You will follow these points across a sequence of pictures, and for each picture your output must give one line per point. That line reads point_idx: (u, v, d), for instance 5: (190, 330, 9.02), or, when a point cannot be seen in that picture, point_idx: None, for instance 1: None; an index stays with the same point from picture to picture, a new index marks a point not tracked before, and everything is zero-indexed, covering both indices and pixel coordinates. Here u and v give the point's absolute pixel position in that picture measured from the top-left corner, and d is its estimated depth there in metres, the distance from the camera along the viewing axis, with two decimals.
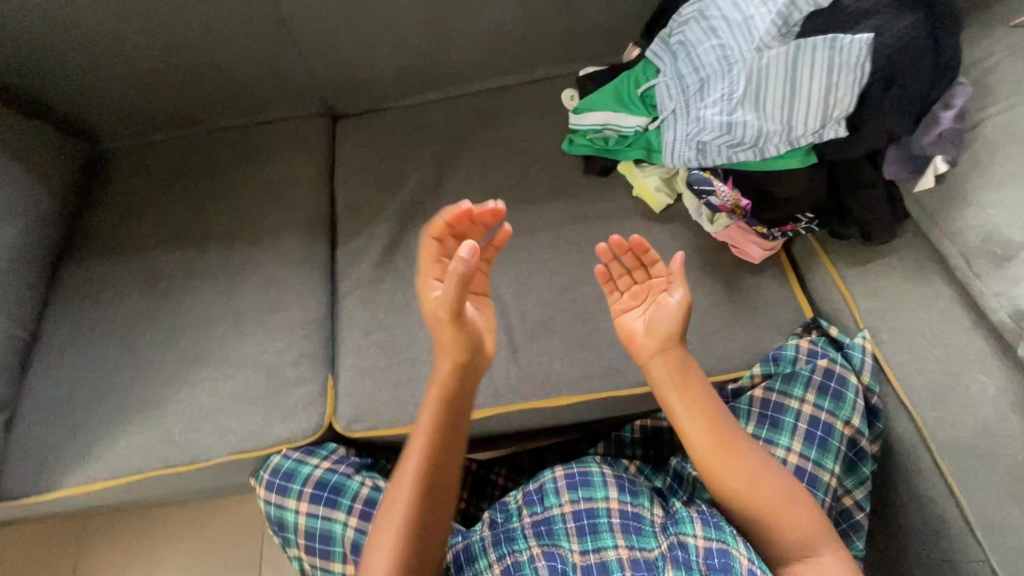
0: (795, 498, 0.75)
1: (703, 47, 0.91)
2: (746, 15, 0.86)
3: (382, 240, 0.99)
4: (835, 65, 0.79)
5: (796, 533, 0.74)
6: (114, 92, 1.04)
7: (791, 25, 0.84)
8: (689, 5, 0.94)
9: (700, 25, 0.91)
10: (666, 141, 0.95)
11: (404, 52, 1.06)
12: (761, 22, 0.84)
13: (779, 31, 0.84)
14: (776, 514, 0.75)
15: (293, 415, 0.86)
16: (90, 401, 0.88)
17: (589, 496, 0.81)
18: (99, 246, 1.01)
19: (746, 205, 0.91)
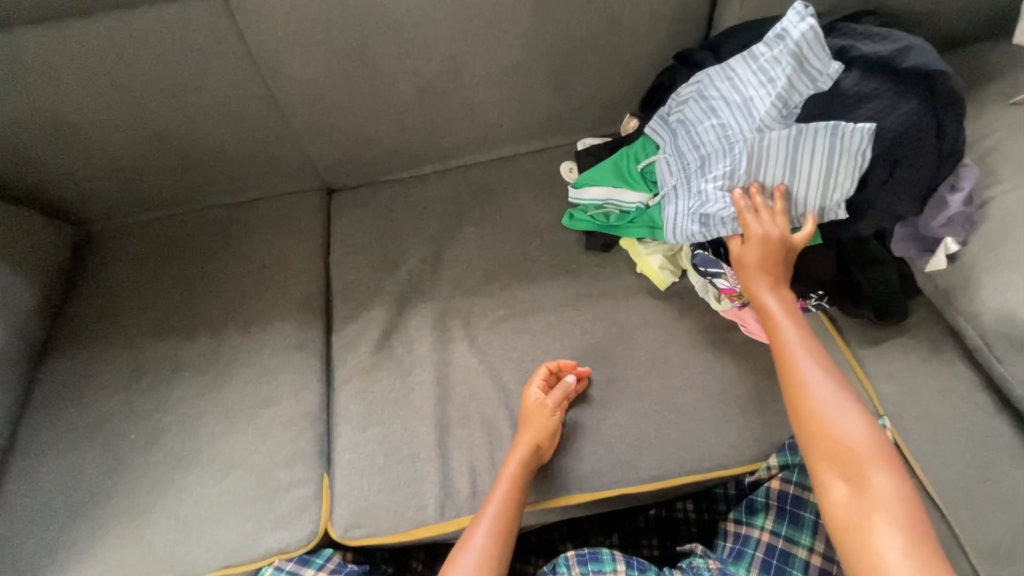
0: (853, 421, 0.69)
1: (703, 125, 0.89)
2: (745, 95, 0.85)
3: (380, 325, 0.96)
4: (836, 150, 0.78)
5: (841, 446, 0.67)
6: (104, 176, 1.03)
7: (791, 107, 0.81)
8: (688, 85, 0.93)
9: (700, 104, 0.90)
10: (666, 216, 0.93)
11: (400, 130, 1.05)
12: (761, 103, 0.82)
13: (779, 112, 0.81)
14: (818, 426, 0.69)
15: (286, 522, 0.81)
16: (68, 512, 0.82)
17: (598, 569, 0.80)
18: (85, 336, 0.97)
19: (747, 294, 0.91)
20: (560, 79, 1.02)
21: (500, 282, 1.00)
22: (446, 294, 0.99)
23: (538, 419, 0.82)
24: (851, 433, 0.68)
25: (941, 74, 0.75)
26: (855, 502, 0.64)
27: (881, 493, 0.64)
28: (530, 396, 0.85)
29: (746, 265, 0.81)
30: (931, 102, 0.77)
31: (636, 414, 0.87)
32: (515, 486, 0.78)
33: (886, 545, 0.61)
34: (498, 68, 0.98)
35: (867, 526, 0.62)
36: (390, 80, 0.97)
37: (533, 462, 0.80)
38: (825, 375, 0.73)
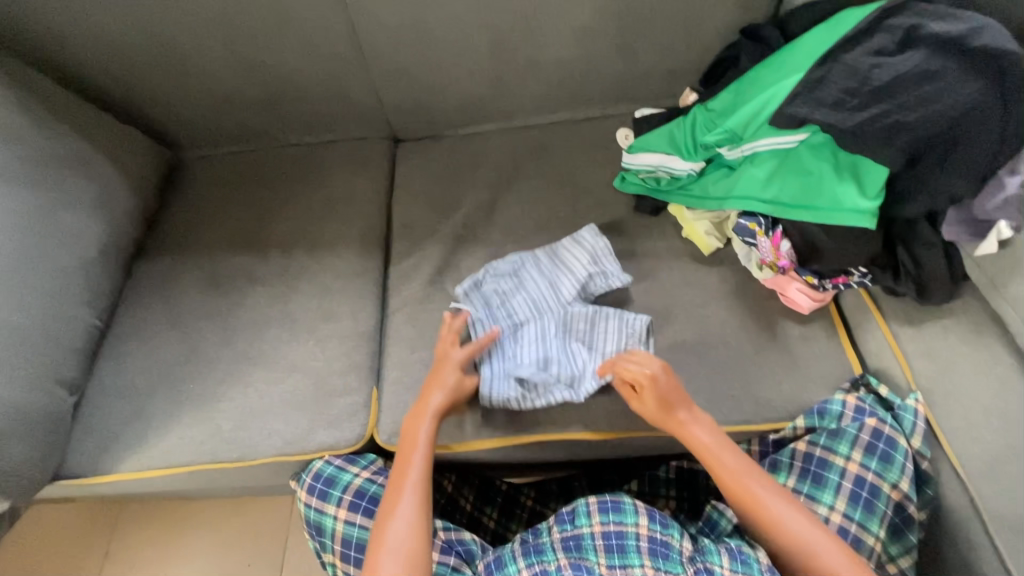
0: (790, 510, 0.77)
1: (515, 296, 0.94)
2: (552, 278, 0.95)
3: (434, 261, 1.03)
4: (625, 332, 0.90)
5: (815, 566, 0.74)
6: (198, 105, 1.12)
7: (590, 291, 0.95)
8: (504, 262, 0.97)
9: (511, 279, 0.96)
10: (482, 376, 0.88)
11: (468, 83, 1.11)
12: (565, 285, 0.94)
13: (580, 292, 0.94)
14: (808, 563, 0.74)
15: (337, 423, 0.89)
16: (150, 392, 0.92)
17: (619, 521, 0.82)
18: (173, 245, 1.08)
19: (785, 264, 0.92)
20: (626, 46, 1.06)
21: (550, 233, 1.05)
22: (498, 240, 1.05)
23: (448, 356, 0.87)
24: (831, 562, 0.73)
25: (1013, 53, 0.74)
26: None
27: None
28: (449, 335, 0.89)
29: (663, 419, 0.82)
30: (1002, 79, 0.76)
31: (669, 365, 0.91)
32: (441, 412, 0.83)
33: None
34: (569, 30, 1.03)
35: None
36: (466, 35, 1.03)
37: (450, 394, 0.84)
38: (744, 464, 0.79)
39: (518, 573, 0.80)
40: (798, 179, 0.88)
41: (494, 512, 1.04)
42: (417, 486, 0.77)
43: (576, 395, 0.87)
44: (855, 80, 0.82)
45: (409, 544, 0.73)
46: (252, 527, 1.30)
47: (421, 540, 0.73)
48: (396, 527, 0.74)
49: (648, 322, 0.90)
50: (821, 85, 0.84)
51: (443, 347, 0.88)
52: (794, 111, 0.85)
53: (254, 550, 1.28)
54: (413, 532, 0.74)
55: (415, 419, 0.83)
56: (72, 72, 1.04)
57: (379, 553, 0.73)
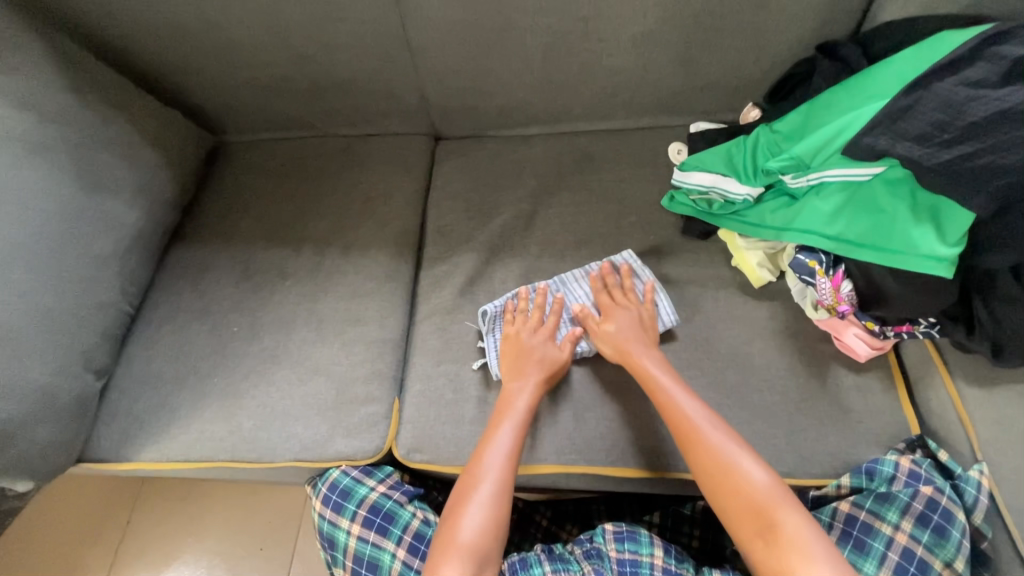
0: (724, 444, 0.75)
1: None
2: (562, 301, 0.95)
3: (467, 270, 1.00)
4: None
5: (756, 512, 0.71)
6: (242, 92, 1.11)
7: None
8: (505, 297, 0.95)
9: None
10: None
11: (518, 86, 1.06)
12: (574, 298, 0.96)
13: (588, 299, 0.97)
14: (744, 499, 0.72)
15: (357, 433, 0.87)
16: (175, 382, 0.92)
17: (635, 550, 0.81)
18: (208, 233, 1.07)
19: (845, 309, 0.85)
20: (689, 56, 0.99)
21: (589, 250, 1.00)
22: (535, 252, 1.01)
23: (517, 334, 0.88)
24: (759, 486, 0.72)
25: None
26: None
27: (790, 540, 0.68)
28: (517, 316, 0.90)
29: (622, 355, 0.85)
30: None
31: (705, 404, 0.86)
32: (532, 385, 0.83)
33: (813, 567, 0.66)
34: (629, 37, 0.96)
35: (796, 565, 0.67)
36: (520, 36, 0.97)
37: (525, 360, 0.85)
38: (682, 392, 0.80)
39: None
40: (868, 217, 0.81)
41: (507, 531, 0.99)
42: (496, 480, 0.76)
43: None
44: (947, 113, 0.72)
45: (480, 538, 0.72)
46: (266, 511, 1.32)
47: (491, 541, 0.73)
48: (468, 520, 0.73)
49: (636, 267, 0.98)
50: (905, 116, 0.75)
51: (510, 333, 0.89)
52: (871, 142, 0.77)
53: (267, 533, 1.30)
54: (485, 530, 0.73)
55: (499, 417, 0.81)
56: (121, 52, 1.03)
57: (447, 543, 0.72)
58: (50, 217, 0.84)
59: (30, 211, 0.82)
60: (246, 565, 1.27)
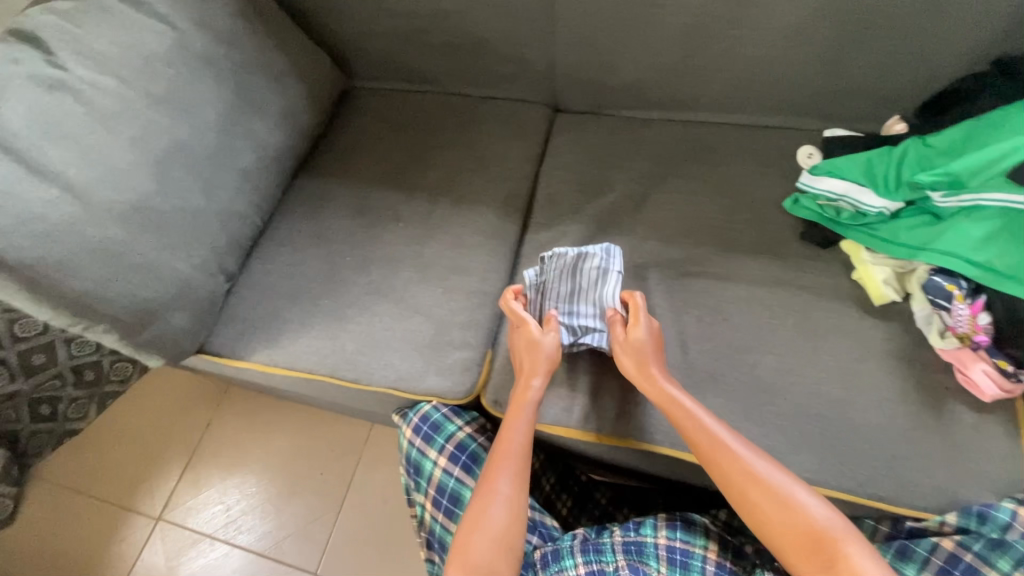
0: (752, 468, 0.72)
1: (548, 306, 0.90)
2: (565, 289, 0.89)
3: (573, 240, 1.01)
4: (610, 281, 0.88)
5: (809, 536, 0.68)
6: (381, 40, 1.16)
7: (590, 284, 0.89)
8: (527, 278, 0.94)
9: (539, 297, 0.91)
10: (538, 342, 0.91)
11: (651, 65, 1.05)
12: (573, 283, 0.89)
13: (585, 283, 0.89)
14: (794, 521, 0.69)
15: (449, 374, 0.90)
16: (288, 297, 0.99)
17: (687, 539, 0.82)
18: (331, 167, 1.13)
19: (981, 340, 0.79)
20: (840, 57, 0.95)
21: (700, 240, 0.98)
22: (642, 234, 1.00)
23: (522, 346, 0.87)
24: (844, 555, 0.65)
25: None
26: None
27: None
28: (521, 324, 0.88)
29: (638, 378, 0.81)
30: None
31: (804, 413, 0.83)
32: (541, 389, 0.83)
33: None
34: (782, 28, 0.93)
35: None
36: (668, 14, 0.96)
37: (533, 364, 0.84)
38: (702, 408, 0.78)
39: (575, 568, 0.82)
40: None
41: (568, 501, 1.02)
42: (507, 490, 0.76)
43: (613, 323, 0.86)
44: None
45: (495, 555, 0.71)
46: (329, 439, 1.40)
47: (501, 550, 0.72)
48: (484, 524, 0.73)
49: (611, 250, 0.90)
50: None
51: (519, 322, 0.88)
52: None
53: (327, 460, 1.37)
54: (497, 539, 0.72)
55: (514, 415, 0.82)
56: None
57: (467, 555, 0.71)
58: (211, 126, 0.92)
59: (195, 119, 0.90)
60: (307, 484, 1.35)
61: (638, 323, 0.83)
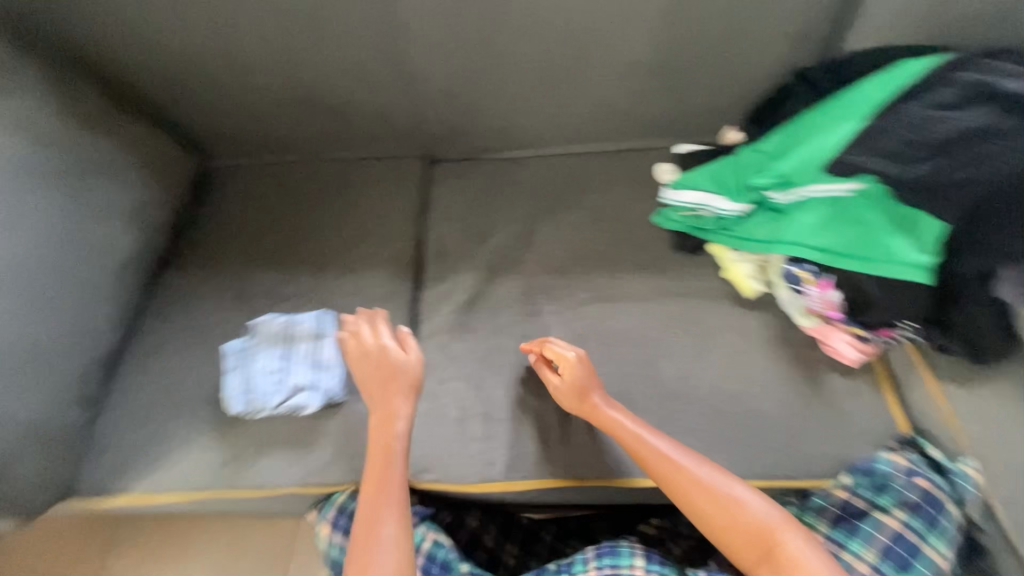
0: (708, 496, 0.73)
1: (255, 379, 0.87)
2: (272, 366, 0.88)
3: (467, 289, 1.00)
4: (322, 347, 0.90)
5: (755, 537, 0.70)
6: (234, 116, 1.10)
7: (315, 357, 0.89)
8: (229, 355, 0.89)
9: (251, 375, 0.87)
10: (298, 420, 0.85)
11: (514, 109, 1.09)
12: (274, 358, 0.88)
13: (309, 357, 0.89)
14: (741, 529, 0.71)
15: (362, 456, 0.85)
16: (166, 411, 0.89)
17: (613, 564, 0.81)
18: (198, 257, 1.05)
19: (834, 315, 0.89)
20: (674, 81, 1.04)
21: (586, 266, 1.02)
22: (533, 270, 1.02)
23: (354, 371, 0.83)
24: (763, 515, 0.71)
25: None
26: None
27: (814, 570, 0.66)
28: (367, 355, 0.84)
29: (580, 406, 0.82)
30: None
31: (709, 413, 0.88)
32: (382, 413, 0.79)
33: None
34: (618, 63, 1.01)
35: None
36: (517, 61, 1.01)
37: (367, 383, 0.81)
38: (667, 440, 0.78)
39: None
40: (851, 229, 0.87)
41: (514, 549, 0.98)
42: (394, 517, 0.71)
43: (319, 387, 0.86)
44: (914, 132, 0.80)
45: None
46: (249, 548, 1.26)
47: None
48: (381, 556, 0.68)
49: (324, 316, 0.93)
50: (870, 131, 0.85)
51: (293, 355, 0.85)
52: (851, 160, 0.84)
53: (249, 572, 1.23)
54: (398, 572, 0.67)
55: (375, 454, 0.77)
56: (112, 76, 1.03)
57: None
58: (41, 241, 0.82)
59: (18, 237, 0.79)
60: None
61: (406, 349, 0.83)
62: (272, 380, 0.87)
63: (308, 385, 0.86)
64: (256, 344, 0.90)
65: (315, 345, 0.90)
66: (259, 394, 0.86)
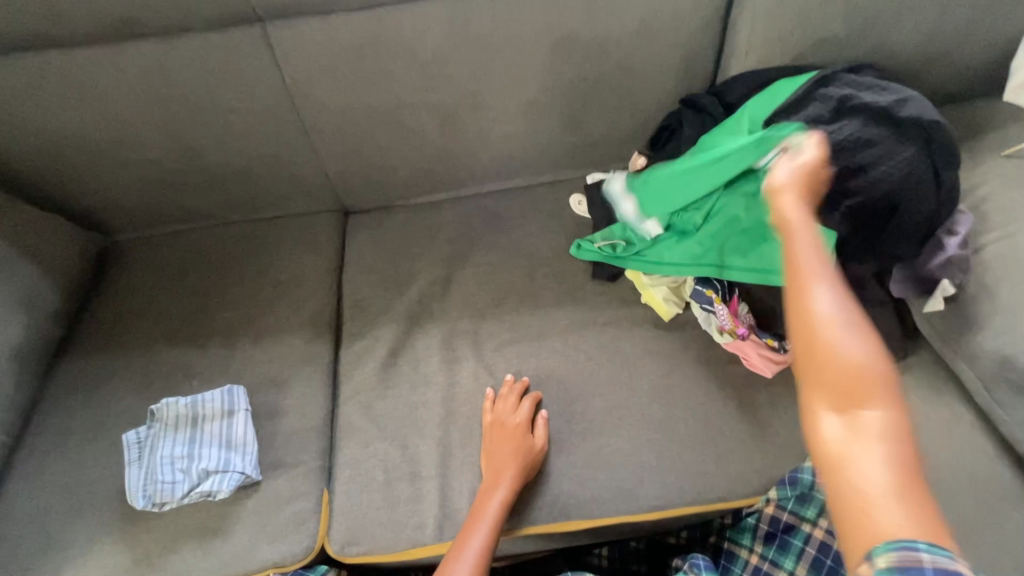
0: (859, 339, 0.46)
1: (160, 469, 0.82)
2: (179, 452, 0.84)
3: (387, 343, 0.98)
4: (233, 425, 0.86)
5: (840, 376, 0.45)
6: (131, 189, 1.07)
7: (226, 437, 0.85)
8: (133, 445, 0.85)
9: (156, 465, 0.83)
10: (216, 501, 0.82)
11: (420, 156, 1.09)
12: (182, 443, 0.84)
13: (219, 437, 0.85)
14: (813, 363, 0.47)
15: (283, 536, 0.81)
16: (66, 514, 0.83)
17: None
18: (100, 341, 1.00)
19: (744, 331, 0.92)
20: (572, 117, 1.07)
21: (507, 306, 1.02)
22: (454, 315, 1.01)
23: (499, 432, 0.85)
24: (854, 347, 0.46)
25: (936, 124, 0.78)
26: (838, 445, 0.44)
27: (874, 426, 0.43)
28: (505, 412, 0.87)
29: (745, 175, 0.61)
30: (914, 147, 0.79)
31: (637, 442, 0.87)
32: (519, 457, 0.82)
33: (890, 527, 0.39)
34: (515, 105, 1.03)
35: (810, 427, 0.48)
36: (414, 111, 1.02)
37: (501, 436, 0.84)
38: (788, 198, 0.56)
39: None
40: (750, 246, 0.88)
41: None
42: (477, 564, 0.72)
43: (231, 468, 0.83)
44: None
45: None
46: None
47: None
48: None
49: (234, 390, 0.90)
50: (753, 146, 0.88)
51: (495, 424, 0.86)
52: None
53: None
54: None
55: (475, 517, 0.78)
56: None
57: None
58: None
59: None
60: None
61: (522, 407, 0.87)
62: (181, 468, 0.83)
63: (218, 469, 0.82)
64: (158, 429, 0.86)
65: (226, 424, 0.86)
66: (166, 486, 0.82)
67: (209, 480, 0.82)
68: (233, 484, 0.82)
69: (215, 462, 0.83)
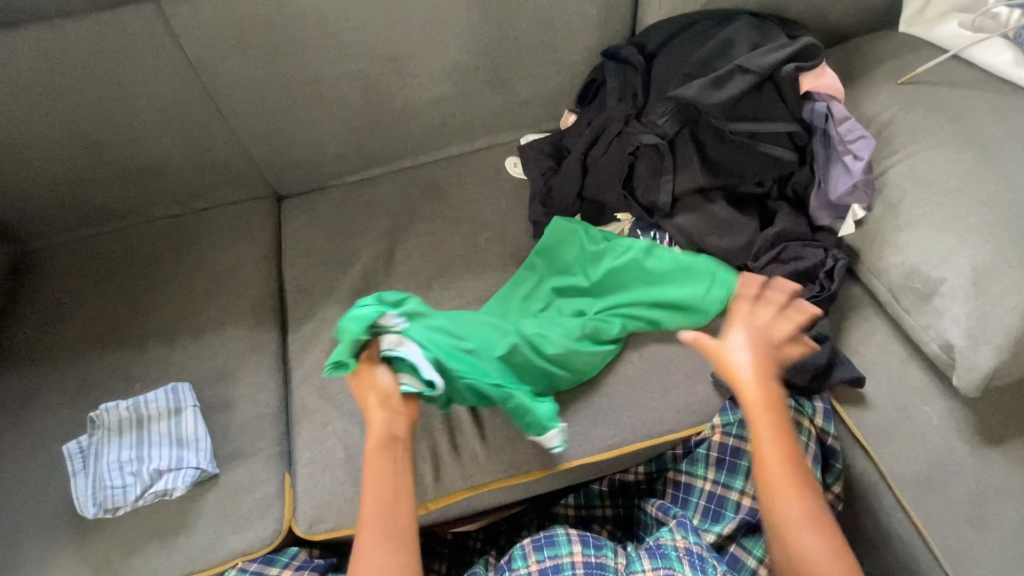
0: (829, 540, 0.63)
1: (108, 475, 0.80)
2: (127, 456, 0.81)
3: (334, 324, 0.97)
4: (182, 422, 0.85)
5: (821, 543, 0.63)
6: (37, 193, 1.00)
7: (175, 435, 0.84)
8: (77, 454, 0.83)
9: (103, 472, 0.80)
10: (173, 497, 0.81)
11: (347, 130, 1.06)
12: (130, 446, 0.82)
13: (169, 436, 0.83)
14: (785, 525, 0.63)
15: (247, 524, 0.81)
16: (13, 534, 0.80)
17: (554, 553, 0.79)
18: (26, 355, 0.95)
19: None
20: (498, 78, 1.06)
21: (452, 274, 1.02)
22: (401, 288, 1.01)
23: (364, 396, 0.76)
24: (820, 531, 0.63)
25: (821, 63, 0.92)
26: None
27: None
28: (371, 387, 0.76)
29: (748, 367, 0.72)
30: (779, 94, 0.91)
31: (588, 389, 0.91)
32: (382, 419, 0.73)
33: None
34: (438, 70, 1.02)
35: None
36: (334, 84, 0.99)
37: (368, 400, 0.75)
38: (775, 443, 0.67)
39: None
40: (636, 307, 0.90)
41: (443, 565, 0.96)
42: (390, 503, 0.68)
43: (185, 465, 0.81)
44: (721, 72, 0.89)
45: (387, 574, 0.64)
46: None
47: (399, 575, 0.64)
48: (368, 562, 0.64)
49: (178, 388, 0.87)
50: (650, 109, 0.95)
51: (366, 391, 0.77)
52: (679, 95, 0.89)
53: None
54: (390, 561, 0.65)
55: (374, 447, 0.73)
56: None
57: None
58: None
59: None
60: None
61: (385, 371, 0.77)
62: (131, 471, 0.81)
63: (170, 467, 0.81)
64: (101, 436, 0.83)
65: (174, 422, 0.84)
66: (117, 490, 0.80)
67: (163, 479, 0.81)
68: (188, 480, 0.81)
69: (167, 461, 0.81)
